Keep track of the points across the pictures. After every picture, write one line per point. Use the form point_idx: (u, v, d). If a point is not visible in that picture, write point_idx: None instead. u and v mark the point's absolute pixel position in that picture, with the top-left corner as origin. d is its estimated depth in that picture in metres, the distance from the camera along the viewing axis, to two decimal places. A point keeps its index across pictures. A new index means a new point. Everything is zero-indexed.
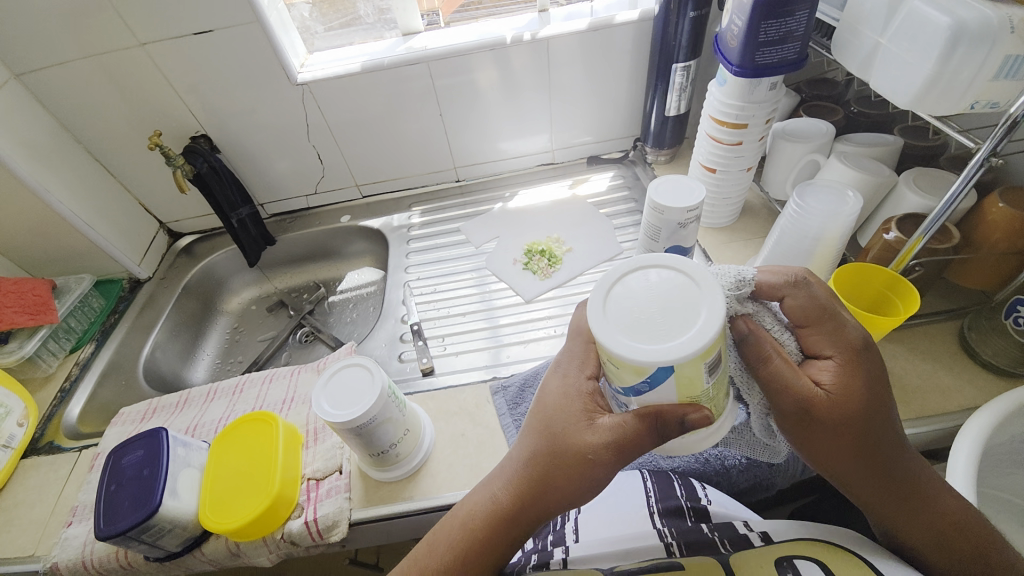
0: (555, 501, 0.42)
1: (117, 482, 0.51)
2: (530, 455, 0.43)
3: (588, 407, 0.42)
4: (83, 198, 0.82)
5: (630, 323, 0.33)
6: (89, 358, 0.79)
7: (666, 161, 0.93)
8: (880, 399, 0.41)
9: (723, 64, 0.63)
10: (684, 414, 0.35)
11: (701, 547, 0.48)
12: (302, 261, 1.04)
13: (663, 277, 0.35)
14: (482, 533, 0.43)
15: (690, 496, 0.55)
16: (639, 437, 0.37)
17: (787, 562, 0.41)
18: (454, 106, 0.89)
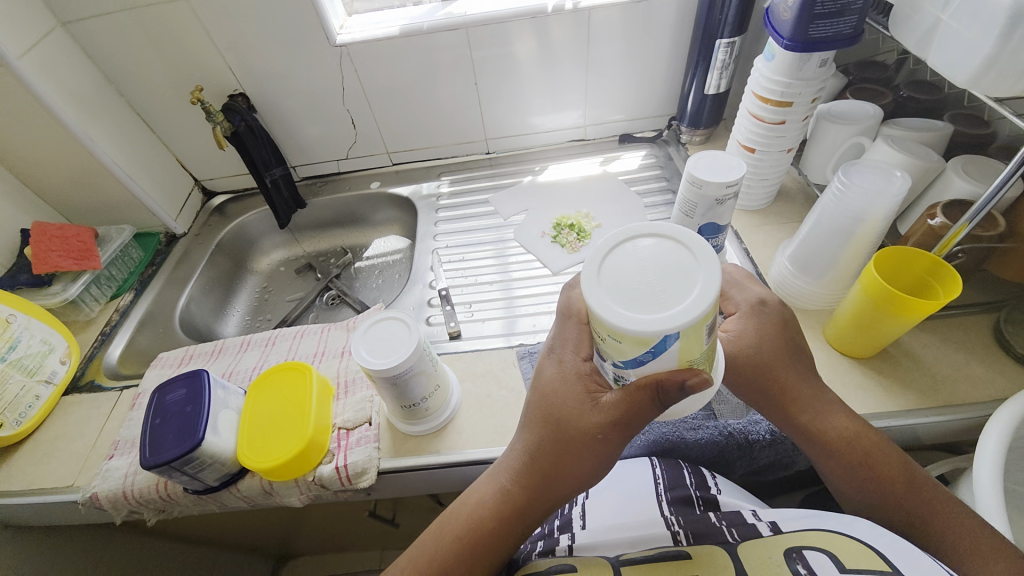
0: (571, 478, 0.44)
1: (162, 417, 0.53)
2: (539, 442, 0.44)
3: (588, 387, 0.43)
4: (125, 150, 0.84)
5: (624, 294, 0.32)
6: (128, 306, 0.82)
7: (701, 142, 0.92)
8: (777, 337, 0.50)
9: (773, 37, 0.62)
10: (684, 377, 0.35)
11: (710, 534, 0.48)
12: (329, 227, 1.06)
13: (655, 245, 0.34)
14: (498, 522, 0.46)
15: (700, 485, 0.54)
16: (645, 407, 0.37)
17: (796, 553, 0.43)
18: (489, 77, 0.88)
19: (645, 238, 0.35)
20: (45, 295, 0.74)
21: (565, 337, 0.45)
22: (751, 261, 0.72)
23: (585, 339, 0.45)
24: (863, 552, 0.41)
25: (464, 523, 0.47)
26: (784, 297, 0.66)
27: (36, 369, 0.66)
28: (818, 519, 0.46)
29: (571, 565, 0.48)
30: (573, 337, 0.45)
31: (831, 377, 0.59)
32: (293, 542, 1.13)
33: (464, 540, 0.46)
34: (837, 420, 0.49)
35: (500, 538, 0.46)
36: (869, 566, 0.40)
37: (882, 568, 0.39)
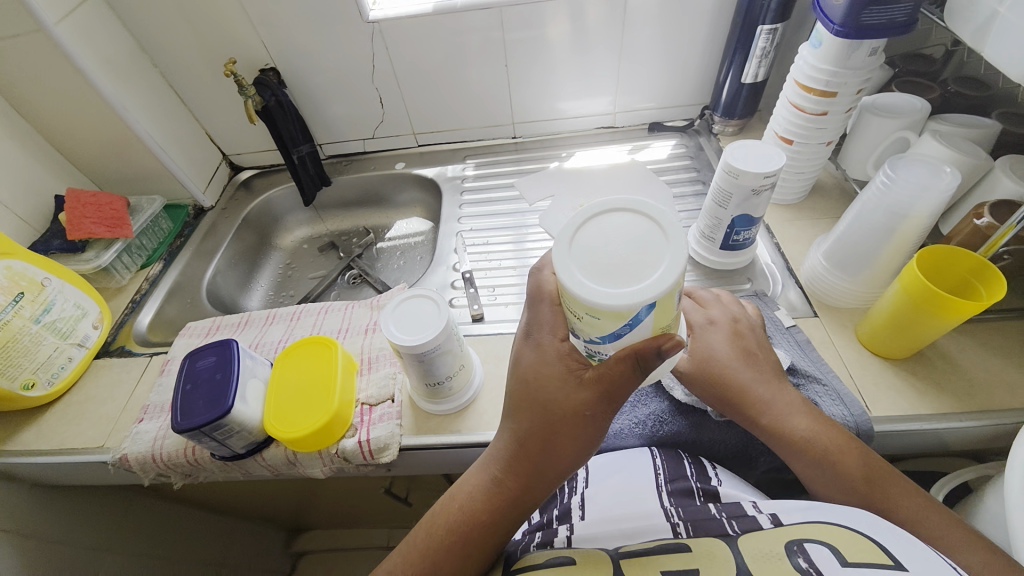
0: (562, 459, 0.44)
1: (192, 383, 0.54)
2: (527, 429, 0.45)
3: (570, 368, 0.42)
4: (157, 121, 0.85)
5: (594, 268, 0.33)
6: (158, 275, 0.84)
7: (734, 133, 0.90)
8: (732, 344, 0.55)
9: (822, 23, 0.60)
10: (658, 343, 0.36)
11: (708, 523, 0.45)
12: (353, 206, 1.06)
13: (623, 219, 0.34)
14: (490, 513, 0.46)
15: (700, 477, 0.52)
16: (628, 376, 0.38)
17: (797, 546, 0.39)
18: (520, 59, 0.87)
19: (613, 211, 0.35)
20: (78, 261, 0.75)
21: (541, 324, 0.44)
22: (782, 256, 0.70)
23: (562, 322, 0.44)
24: (866, 545, 0.38)
25: (454, 516, 0.47)
26: (816, 293, 0.64)
27: (70, 333, 0.68)
28: (824, 510, 0.43)
29: (570, 558, 0.45)
30: (549, 322, 0.44)
31: (862, 376, 0.57)
32: (306, 514, 1.15)
33: (454, 533, 0.46)
34: (800, 420, 0.50)
35: (493, 529, 0.46)
36: (873, 559, 0.37)
37: (886, 562, 0.36)
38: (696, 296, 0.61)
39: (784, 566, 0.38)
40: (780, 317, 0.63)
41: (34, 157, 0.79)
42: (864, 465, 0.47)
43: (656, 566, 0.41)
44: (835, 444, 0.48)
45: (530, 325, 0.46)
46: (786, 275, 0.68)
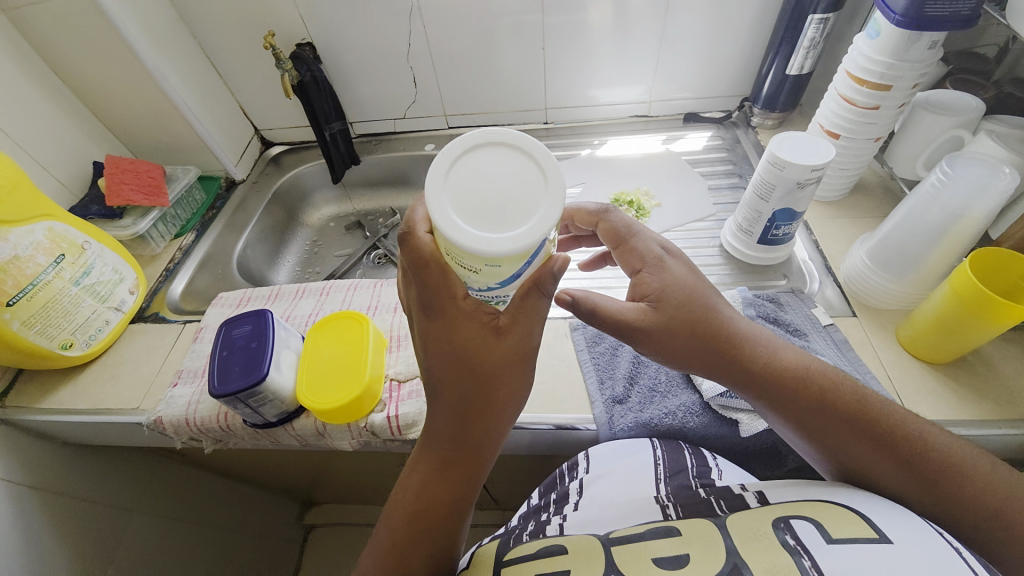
0: (501, 406, 0.46)
1: (228, 349, 0.55)
2: (465, 392, 0.45)
3: (482, 323, 0.43)
4: (195, 92, 0.85)
5: (477, 213, 0.36)
6: (190, 245, 0.85)
7: (773, 127, 0.88)
8: (693, 289, 0.49)
9: (882, 13, 0.58)
10: (551, 267, 0.40)
11: (697, 508, 0.46)
12: (380, 187, 1.06)
13: (490, 161, 0.37)
14: (454, 483, 0.47)
15: (700, 466, 0.52)
16: (540, 306, 0.42)
17: (784, 524, 0.39)
18: (558, 43, 0.85)
19: (479, 155, 0.37)
20: (115, 227, 0.76)
21: (436, 292, 0.42)
22: (820, 254, 0.69)
23: (458, 283, 0.42)
24: (853, 520, 0.38)
25: (419, 496, 0.47)
26: (856, 293, 0.63)
27: (107, 296, 0.69)
28: (819, 490, 0.43)
29: (561, 546, 0.45)
30: (441, 286, 0.41)
31: (900, 378, 0.56)
32: (320, 488, 1.18)
33: (423, 510, 0.47)
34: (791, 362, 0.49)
35: (461, 496, 0.47)
36: (857, 532, 0.36)
37: (871, 535, 0.36)
38: (632, 221, 0.52)
39: (771, 543, 0.38)
40: (816, 316, 0.61)
41: (75, 123, 0.80)
42: (851, 406, 0.45)
43: (647, 555, 0.41)
44: (814, 391, 0.47)
45: (422, 292, 0.42)
46: (823, 273, 0.67)
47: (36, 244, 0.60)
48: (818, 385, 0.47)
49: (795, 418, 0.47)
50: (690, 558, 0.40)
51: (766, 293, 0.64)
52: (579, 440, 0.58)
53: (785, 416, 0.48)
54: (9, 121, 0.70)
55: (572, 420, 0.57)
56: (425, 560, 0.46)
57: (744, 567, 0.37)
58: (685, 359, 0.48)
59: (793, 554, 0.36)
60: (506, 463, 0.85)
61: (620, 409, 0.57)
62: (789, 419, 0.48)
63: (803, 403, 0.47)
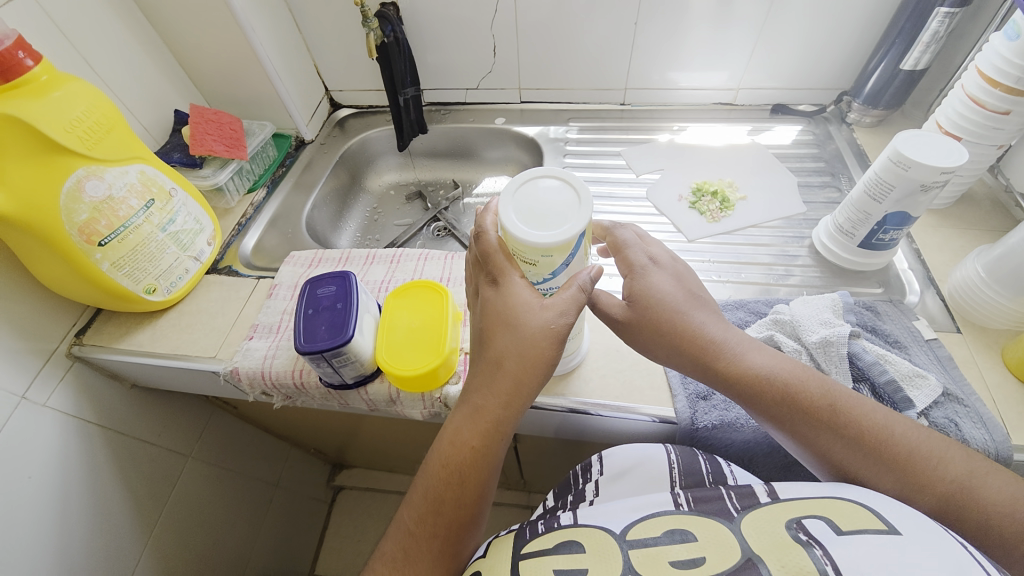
0: (529, 371, 0.44)
1: (314, 308, 0.55)
2: (495, 353, 0.44)
3: (530, 297, 0.44)
4: (276, 46, 0.85)
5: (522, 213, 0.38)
6: (261, 202, 0.85)
7: (871, 125, 0.83)
8: (681, 294, 0.50)
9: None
10: (589, 274, 0.43)
11: (711, 503, 0.43)
12: (442, 158, 1.05)
13: (533, 184, 0.39)
14: (479, 442, 0.45)
15: (715, 470, 0.51)
16: (576, 299, 0.43)
17: (795, 523, 0.38)
18: (652, 21, 0.81)
19: (526, 180, 0.40)
20: (196, 177, 0.77)
21: (499, 266, 0.44)
22: (922, 264, 0.65)
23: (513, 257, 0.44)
24: (860, 513, 0.37)
25: (447, 456, 0.46)
26: (962, 309, 0.59)
27: (188, 246, 0.69)
28: (828, 487, 0.42)
29: (578, 542, 0.43)
30: (507, 265, 0.44)
31: (1007, 403, 0.52)
32: (350, 453, 1.19)
33: (449, 464, 0.45)
34: (784, 365, 0.48)
35: (485, 457, 0.45)
36: (867, 525, 0.36)
37: (881, 527, 0.35)
38: (641, 233, 0.54)
39: (781, 539, 0.37)
40: (919, 329, 0.58)
41: (161, 69, 0.81)
42: (862, 417, 0.44)
43: (664, 558, 0.39)
44: (820, 402, 0.45)
45: (494, 270, 0.45)
46: (924, 284, 0.63)
47: (130, 186, 0.61)
48: (818, 395, 0.46)
49: (798, 428, 0.45)
50: (706, 561, 0.38)
51: (862, 300, 0.60)
52: (652, 429, 0.57)
53: (788, 428, 0.46)
54: (100, 59, 0.70)
55: (645, 410, 0.55)
56: (463, 513, 0.45)
57: (760, 561, 0.36)
58: (669, 358, 0.49)
59: (807, 547, 0.35)
60: (554, 448, 0.84)
61: (703, 405, 0.54)
62: (793, 428, 0.46)
63: (806, 412, 0.45)
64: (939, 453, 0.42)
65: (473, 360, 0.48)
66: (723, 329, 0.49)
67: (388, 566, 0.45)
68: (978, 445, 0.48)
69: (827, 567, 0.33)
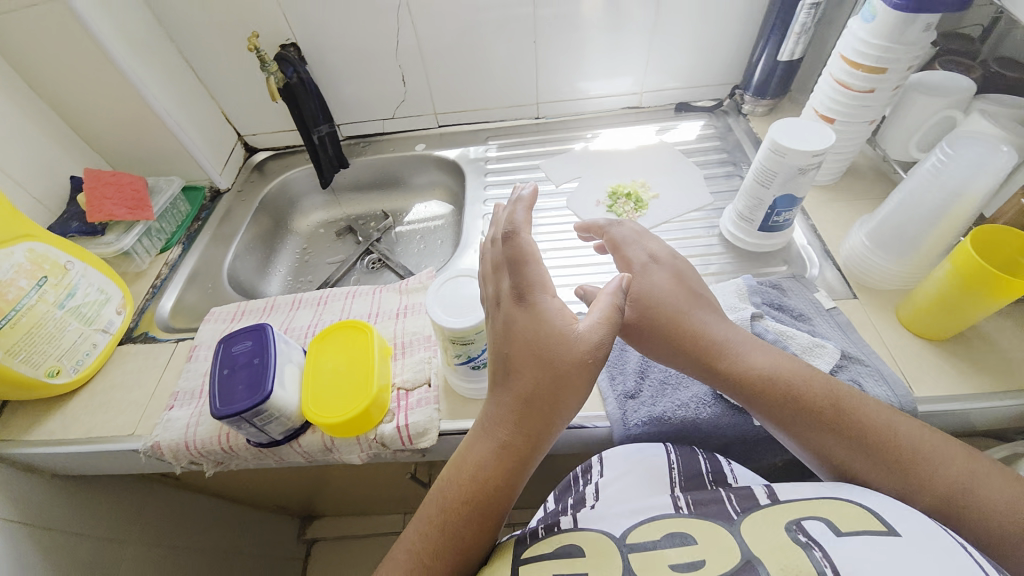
0: (562, 404, 0.43)
1: (230, 367, 0.53)
2: (525, 382, 0.44)
3: (568, 323, 0.44)
4: (177, 98, 0.82)
5: (445, 309, 0.49)
6: (176, 260, 0.82)
7: (764, 113, 0.89)
8: (687, 296, 0.54)
9: None
10: (617, 283, 0.46)
11: (709, 505, 0.44)
12: (369, 189, 1.04)
13: None
14: (502, 480, 0.44)
15: (714, 467, 0.51)
16: (614, 322, 0.44)
17: (795, 526, 0.39)
18: (551, 37, 0.84)
19: None
20: (98, 245, 0.73)
21: (532, 284, 0.45)
22: (819, 238, 0.69)
23: (548, 276, 0.46)
24: (860, 515, 0.39)
25: (469, 489, 0.44)
26: (857, 276, 0.63)
27: (93, 318, 0.66)
28: (824, 487, 0.43)
29: (578, 546, 0.43)
30: (541, 282, 0.45)
31: (905, 358, 0.56)
32: (318, 503, 1.14)
33: (468, 501, 0.44)
34: (790, 361, 0.50)
35: (505, 494, 0.44)
36: (866, 528, 0.37)
37: (881, 529, 0.37)
38: (636, 230, 0.62)
39: (782, 541, 0.38)
40: (820, 299, 0.61)
41: (51, 136, 0.77)
42: (867, 414, 0.46)
43: (663, 561, 0.39)
44: (824, 394, 0.47)
45: (524, 288, 0.45)
46: (822, 257, 0.67)
47: (17, 266, 0.58)
48: (822, 398, 0.47)
49: (798, 422, 0.47)
50: (705, 564, 0.38)
51: (769, 280, 0.64)
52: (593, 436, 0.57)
53: (791, 422, 0.47)
54: None
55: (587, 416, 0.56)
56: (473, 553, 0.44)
57: (759, 564, 0.36)
58: (670, 355, 0.53)
59: (806, 549, 0.36)
60: None
61: (633, 404, 0.56)
62: (800, 420, 0.47)
63: (812, 413, 0.46)
64: (943, 454, 0.44)
65: (492, 390, 0.46)
66: (727, 329, 0.52)
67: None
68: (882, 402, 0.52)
69: (827, 570, 0.34)
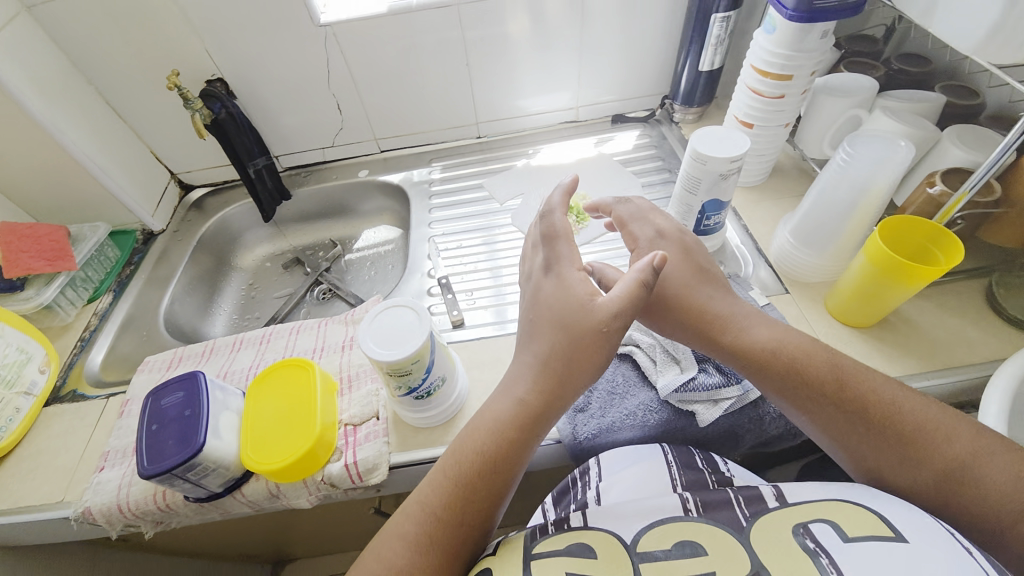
0: (574, 376, 0.46)
1: (159, 422, 0.51)
2: (545, 349, 0.47)
3: (587, 295, 0.48)
4: (98, 141, 0.79)
5: (378, 341, 0.47)
6: (107, 309, 0.79)
7: (694, 120, 0.92)
8: (696, 274, 0.56)
9: (774, 9, 0.60)
10: (649, 263, 0.45)
11: (719, 510, 0.43)
12: (316, 219, 1.02)
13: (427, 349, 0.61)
14: (510, 455, 0.45)
15: (714, 469, 0.52)
16: (636, 296, 0.45)
17: (804, 530, 0.40)
18: (483, 58, 0.85)
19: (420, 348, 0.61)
20: (17, 301, 0.70)
21: (558, 257, 0.51)
22: (750, 238, 0.72)
23: (577, 254, 0.52)
24: (866, 517, 0.39)
25: (471, 474, 0.44)
26: (787, 271, 0.66)
27: (15, 380, 0.62)
28: (830, 488, 0.43)
29: (587, 545, 0.42)
30: (568, 256, 0.51)
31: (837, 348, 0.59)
32: (287, 548, 1.09)
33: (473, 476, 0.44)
34: (795, 333, 0.51)
35: (511, 469, 0.45)
36: (874, 533, 0.38)
37: (888, 534, 0.37)
38: (641, 204, 0.62)
39: (793, 549, 0.38)
40: (754, 297, 0.64)
41: None
42: (869, 387, 0.46)
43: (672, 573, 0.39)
44: (826, 364, 0.48)
45: (548, 261, 0.52)
46: (755, 255, 0.70)
47: None
48: (824, 370, 0.48)
49: (800, 391, 0.48)
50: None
51: None
52: (548, 453, 0.57)
53: (794, 392, 0.48)
54: None
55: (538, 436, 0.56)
56: (473, 534, 0.43)
57: None
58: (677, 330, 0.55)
59: (813, 557, 0.37)
60: None
61: (582, 417, 0.56)
62: (802, 390, 0.48)
63: (813, 385, 0.47)
64: (947, 428, 0.43)
65: (515, 357, 0.50)
66: (727, 302, 0.54)
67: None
68: None
69: None
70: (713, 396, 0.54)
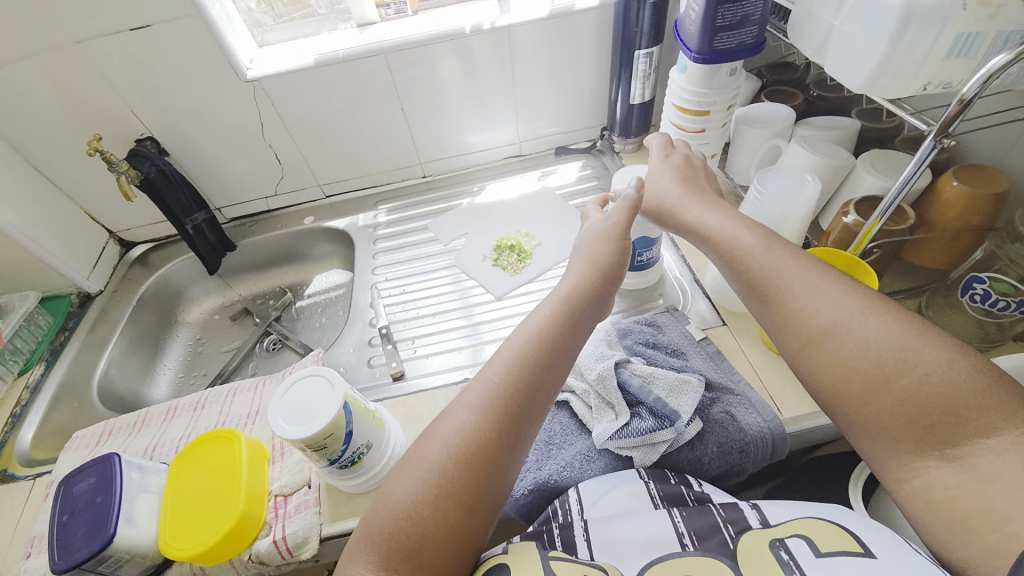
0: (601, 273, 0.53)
1: (69, 512, 0.48)
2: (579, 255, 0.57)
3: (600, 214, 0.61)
4: (25, 207, 0.77)
5: (288, 419, 0.45)
6: (39, 380, 0.76)
7: (634, 150, 0.93)
8: (680, 181, 0.60)
9: (683, 50, 0.62)
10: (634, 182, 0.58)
11: (709, 536, 0.42)
12: (265, 267, 1.00)
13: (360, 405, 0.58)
14: (557, 344, 0.47)
15: (691, 486, 0.50)
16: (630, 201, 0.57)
17: (780, 544, 0.39)
18: (418, 102, 0.86)
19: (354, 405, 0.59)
20: None
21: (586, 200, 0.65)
22: (688, 268, 0.73)
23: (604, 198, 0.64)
24: (838, 534, 0.38)
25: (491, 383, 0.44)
26: (723, 301, 0.66)
27: None
28: (804, 507, 0.42)
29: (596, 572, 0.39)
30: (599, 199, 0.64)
31: (773, 380, 0.59)
32: None
33: (515, 366, 0.45)
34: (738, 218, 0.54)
35: (530, 379, 0.45)
36: (844, 548, 0.36)
37: (856, 551, 0.36)
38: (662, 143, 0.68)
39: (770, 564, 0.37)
40: (691, 332, 0.64)
41: None
42: (784, 256, 0.48)
43: None
44: (753, 237, 0.50)
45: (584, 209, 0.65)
46: (693, 286, 0.70)
47: None
48: (747, 244, 0.50)
49: (733, 261, 0.50)
50: None
51: (645, 317, 0.66)
52: None
53: (731, 261, 0.51)
54: None
55: None
56: (455, 420, 0.43)
57: None
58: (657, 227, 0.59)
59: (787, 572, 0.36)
60: None
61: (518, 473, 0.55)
62: (735, 259, 0.50)
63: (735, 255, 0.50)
64: (827, 294, 0.44)
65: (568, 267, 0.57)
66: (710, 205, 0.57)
67: (429, 463, 0.41)
68: (754, 429, 0.54)
69: None
70: (650, 432, 0.53)
